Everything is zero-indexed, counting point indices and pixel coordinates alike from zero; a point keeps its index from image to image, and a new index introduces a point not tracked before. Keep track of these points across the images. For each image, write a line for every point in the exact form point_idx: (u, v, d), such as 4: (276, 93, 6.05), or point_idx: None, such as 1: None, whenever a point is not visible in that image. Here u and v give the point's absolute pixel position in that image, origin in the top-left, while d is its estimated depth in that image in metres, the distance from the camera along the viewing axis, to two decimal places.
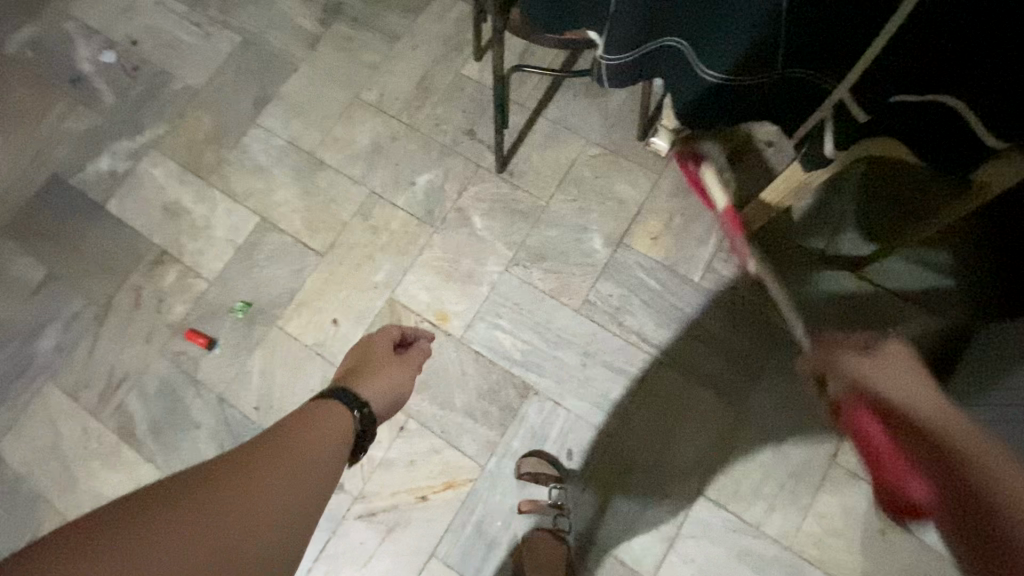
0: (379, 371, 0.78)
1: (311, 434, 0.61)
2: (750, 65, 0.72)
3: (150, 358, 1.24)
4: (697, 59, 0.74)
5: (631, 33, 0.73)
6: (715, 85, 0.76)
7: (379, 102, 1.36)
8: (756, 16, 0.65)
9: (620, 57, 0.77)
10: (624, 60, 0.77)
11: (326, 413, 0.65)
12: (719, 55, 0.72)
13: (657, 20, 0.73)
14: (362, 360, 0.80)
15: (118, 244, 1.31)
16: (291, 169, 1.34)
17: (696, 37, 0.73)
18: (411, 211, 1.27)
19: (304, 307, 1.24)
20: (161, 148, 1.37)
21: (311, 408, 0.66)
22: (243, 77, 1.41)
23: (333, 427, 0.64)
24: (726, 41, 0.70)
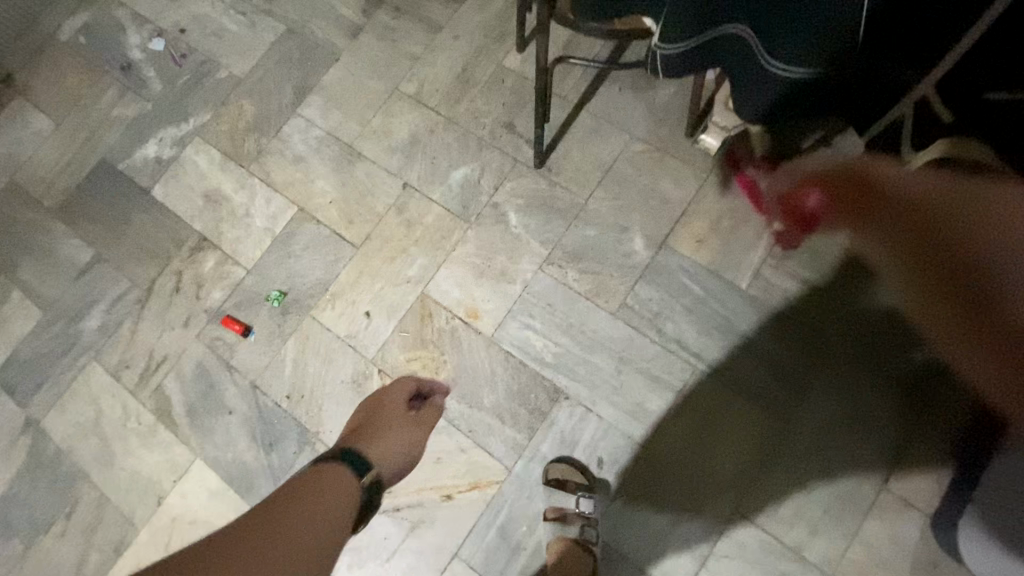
0: (389, 432, 0.82)
1: (327, 490, 0.65)
2: (820, 58, 0.66)
3: (188, 342, 1.26)
4: (760, 50, 0.69)
5: (692, 20, 0.68)
6: (779, 79, 0.70)
7: (419, 94, 1.34)
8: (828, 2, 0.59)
9: (676, 46, 0.72)
10: (680, 49, 0.73)
11: (338, 475, 0.68)
12: (785, 45, 0.66)
13: (717, 10, 0.68)
14: (373, 421, 0.84)
15: (161, 229, 1.34)
16: (329, 160, 1.33)
17: (759, 26, 0.67)
18: (446, 205, 1.25)
19: (337, 299, 1.24)
20: (205, 136, 1.39)
21: (319, 472, 0.68)
22: (285, 66, 1.41)
23: (343, 485, 0.66)
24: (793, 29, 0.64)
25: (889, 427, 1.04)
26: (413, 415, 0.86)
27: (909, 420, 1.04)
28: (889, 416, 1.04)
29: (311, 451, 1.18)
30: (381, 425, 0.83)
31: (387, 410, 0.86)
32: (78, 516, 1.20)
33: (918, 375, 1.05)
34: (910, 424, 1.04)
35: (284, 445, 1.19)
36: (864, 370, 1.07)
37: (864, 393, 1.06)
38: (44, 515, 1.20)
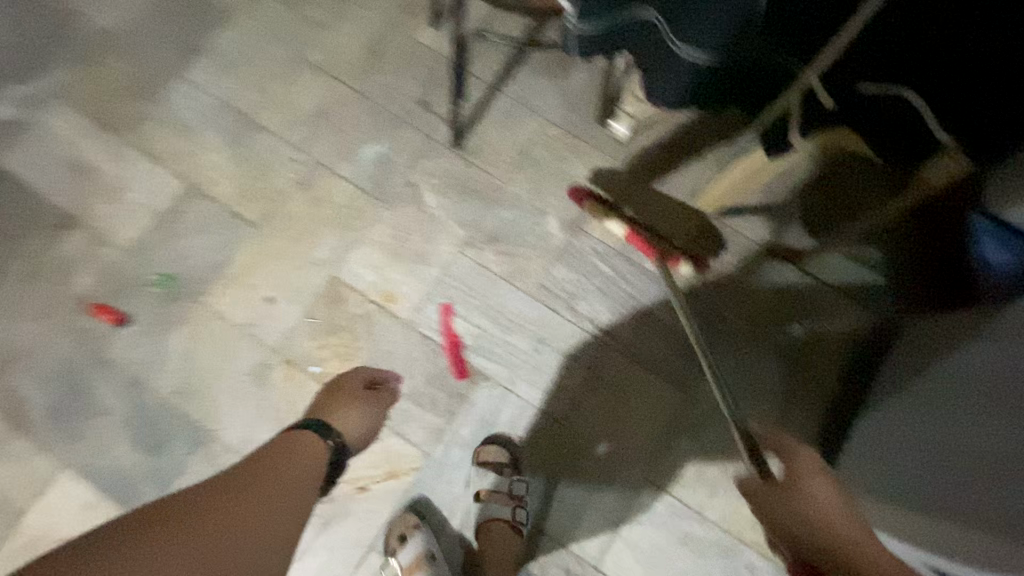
0: (346, 408, 0.94)
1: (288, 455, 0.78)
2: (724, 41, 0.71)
3: (48, 336, 1.09)
4: (671, 35, 0.72)
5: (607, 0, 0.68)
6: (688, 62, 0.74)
7: (325, 63, 1.25)
8: None
9: (592, 28, 0.71)
10: (592, 29, 0.71)
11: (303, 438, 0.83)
12: (694, 31, 0.70)
13: None
14: (326, 403, 0.96)
15: (10, 205, 1.14)
16: (222, 131, 1.21)
17: (669, 11, 0.69)
18: (357, 184, 1.19)
19: (234, 283, 1.13)
20: (65, 97, 1.20)
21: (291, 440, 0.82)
22: (166, 23, 1.25)
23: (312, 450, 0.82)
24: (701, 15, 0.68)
25: (776, 391, 1.16)
26: (368, 394, 0.97)
27: (792, 383, 1.16)
28: (772, 381, 1.16)
29: (206, 450, 1.07)
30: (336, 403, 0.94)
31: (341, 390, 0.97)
32: None
33: (795, 345, 1.17)
34: (792, 387, 1.16)
35: (173, 445, 1.07)
36: (751, 341, 1.17)
37: (756, 361, 1.17)
38: None
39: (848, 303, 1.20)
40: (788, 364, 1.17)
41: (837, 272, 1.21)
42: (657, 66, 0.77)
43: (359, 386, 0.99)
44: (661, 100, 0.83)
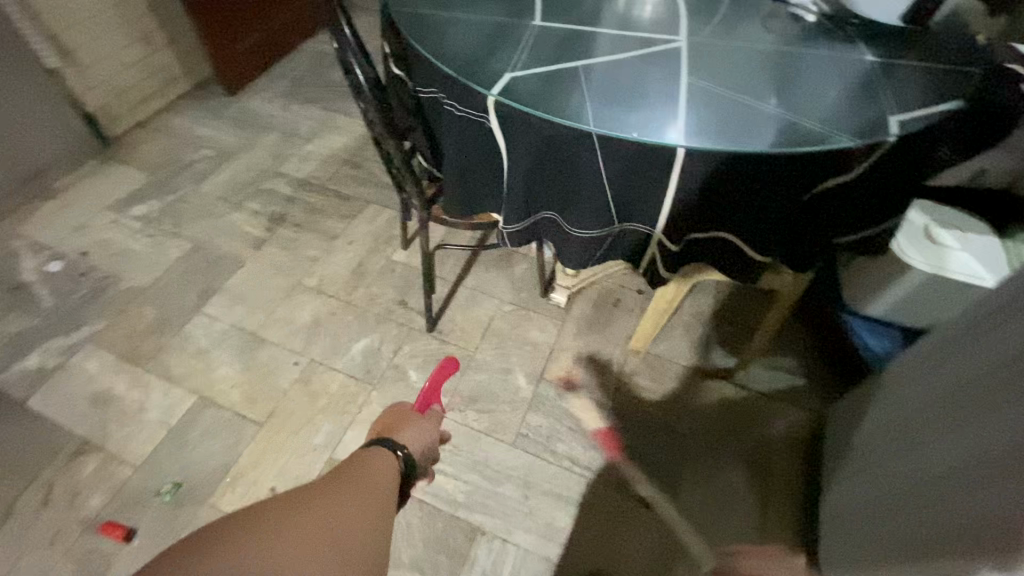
0: (408, 427, 0.87)
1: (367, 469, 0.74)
2: (602, 221, 0.91)
3: (50, 563, 1.10)
4: (566, 221, 0.94)
5: (520, 205, 0.94)
6: (587, 239, 0.95)
7: (320, 285, 1.58)
8: (594, 191, 0.87)
9: (515, 222, 0.98)
10: (517, 228, 1.00)
11: (376, 454, 0.78)
12: (579, 215, 0.92)
13: (529, 206, 0.95)
14: (394, 423, 0.88)
15: (34, 440, 1.26)
16: (232, 348, 1.43)
17: (560, 209, 0.94)
18: (350, 374, 1.40)
19: (239, 481, 1.22)
20: (97, 342, 1.43)
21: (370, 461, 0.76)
22: (190, 275, 1.58)
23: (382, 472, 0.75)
24: (581, 205, 0.90)
25: (745, 495, 1.26)
26: (423, 420, 0.90)
27: (765, 489, 1.27)
28: (738, 486, 1.27)
29: None
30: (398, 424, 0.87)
31: (402, 414, 0.90)
32: None
33: (749, 450, 1.32)
34: (763, 491, 1.27)
35: None
36: (710, 454, 1.31)
37: (722, 472, 1.29)
38: None
39: (784, 404, 1.38)
40: (748, 468, 1.29)
41: (766, 381, 1.42)
42: (564, 249, 0.99)
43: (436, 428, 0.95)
44: (573, 267, 1.01)
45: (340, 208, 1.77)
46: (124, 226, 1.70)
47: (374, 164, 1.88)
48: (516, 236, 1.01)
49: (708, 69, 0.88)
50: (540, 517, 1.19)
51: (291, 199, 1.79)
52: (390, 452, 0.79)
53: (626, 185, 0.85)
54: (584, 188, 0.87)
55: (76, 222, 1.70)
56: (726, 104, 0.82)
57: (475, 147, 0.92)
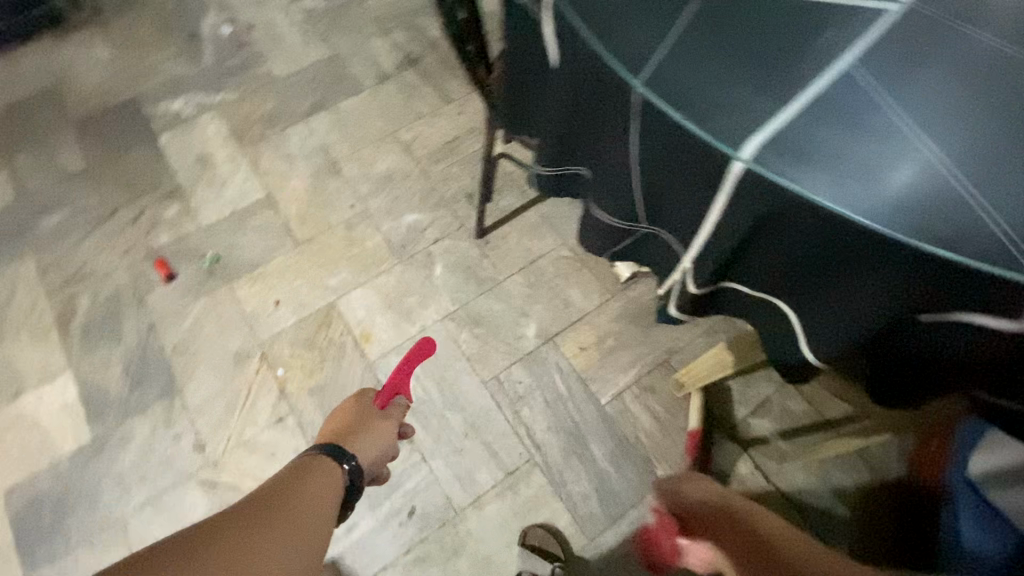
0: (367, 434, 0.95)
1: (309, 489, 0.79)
2: (629, 212, 0.69)
3: (119, 267, 1.37)
4: (594, 194, 0.73)
5: (552, 153, 0.76)
6: (609, 227, 0.74)
7: (410, 143, 1.54)
8: (625, 170, 0.64)
9: (545, 168, 0.80)
10: (547, 175, 0.81)
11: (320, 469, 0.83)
12: (605, 194, 0.70)
13: (562, 154, 0.75)
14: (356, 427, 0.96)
15: (150, 170, 1.50)
16: (312, 166, 1.50)
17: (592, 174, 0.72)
18: (388, 240, 1.40)
19: (258, 281, 1.34)
20: (224, 110, 1.59)
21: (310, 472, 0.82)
22: (315, 83, 1.64)
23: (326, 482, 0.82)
24: (609, 180, 0.68)
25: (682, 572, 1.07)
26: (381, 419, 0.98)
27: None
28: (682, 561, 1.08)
29: (167, 401, 1.21)
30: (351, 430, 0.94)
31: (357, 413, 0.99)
32: None
33: None
34: None
35: (149, 387, 1.23)
36: None
37: None
38: None
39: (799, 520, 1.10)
40: None
41: (798, 485, 1.13)
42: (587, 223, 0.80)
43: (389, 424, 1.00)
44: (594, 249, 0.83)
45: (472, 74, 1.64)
46: (290, 12, 1.77)
47: None
48: (548, 183, 0.84)
49: (867, 60, 0.55)
50: (465, 463, 1.15)
51: (434, 44, 1.69)
52: (338, 465, 0.86)
53: (661, 181, 0.61)
54: (615, 161, 0.65)
55: None
56: (835, 124, 0.52)
57: (524, 54, 0.72)
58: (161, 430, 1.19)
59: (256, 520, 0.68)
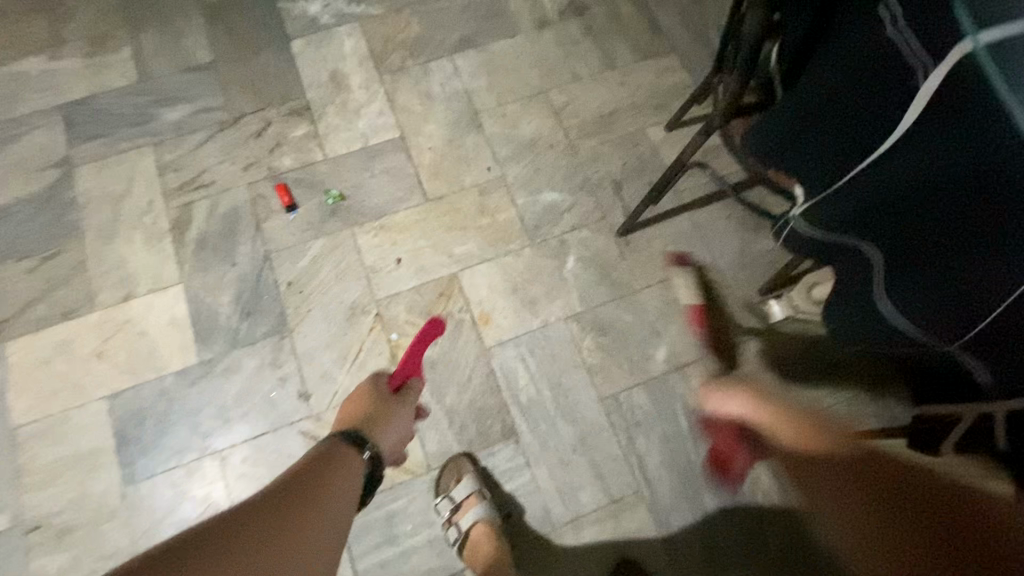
0: (382, 421, 0.89)
1: (338, 476, 0.75)
2: (923, 315, 0.62)
3: (238, 183, 1.28)
4: (882, 279, 0.66)
5: (834, 218, 0.67)
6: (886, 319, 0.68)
7: (561, 108, 1.37)
8: (958, 279, 0.56)
9: (814, 231, 0.72)
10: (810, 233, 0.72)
11: (344, 461, 0.78)
12: (903, 287, 0.63)
13: (849, 222, 0.66)
14: (369, 411, 0.90)
15: (279, 78, 1.37)
16: (452, 113, 1.36)
17: (890, 261, 0.64)
18: (522, 216, 1.28)
19: (381, 232, 1.25)
20: (363, 25, 1.43)
21: (338, 462, 0.77)
22: (465, 13, 1.45)
23: (350, 478, 0.77)
24: (918, 275, 0.61)
25: None
26: (394, 403, 0.93)
27: (792, 567, 1.06)
28: None
29: (275, 341, 1.17)
30: (374, 415, 0.89)
31: (370, 394, 0.93)
32: (52, 265, 1.22)
33: None
34: None
35: (259, 321, 1.18)
36: None
37: None
38: (28, 247, 1.23)
39: None
40: None
41: None
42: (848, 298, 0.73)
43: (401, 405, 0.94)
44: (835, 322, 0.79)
45: (642, 40, 1.43)
46: None
47: (714, 13, 1.46)
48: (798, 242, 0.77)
49: None
50: (570, 478, 1.10)
51: None
52: (357, 454, 0.80)
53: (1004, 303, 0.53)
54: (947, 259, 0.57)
55: None
56: None
57: (841, 110, 0.61)
58: (267, 369, 1.15)
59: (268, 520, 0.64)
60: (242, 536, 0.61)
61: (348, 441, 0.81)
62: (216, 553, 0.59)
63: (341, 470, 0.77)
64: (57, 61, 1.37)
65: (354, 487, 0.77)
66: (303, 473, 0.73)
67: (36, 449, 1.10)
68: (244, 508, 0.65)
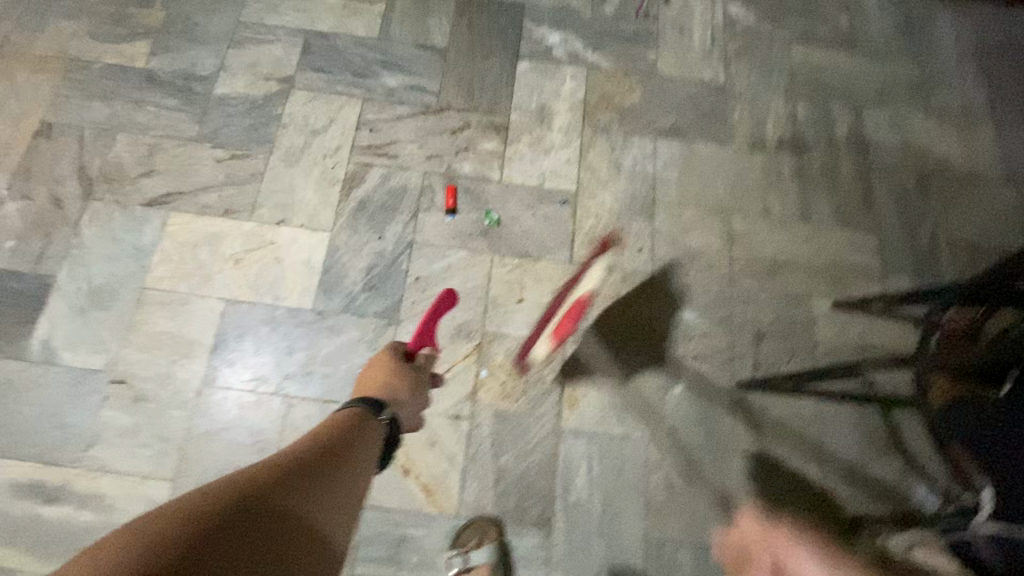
0: (398, 385, 0.93)
1: (358, 445, 0.79)
2: None
3: (416, 166, 1.33)
4: None
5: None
6: None
7: (737, 235, 1.32)
8: None
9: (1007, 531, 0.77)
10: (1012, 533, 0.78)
11: (362, 426, 0.82)
12: None
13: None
14: (385, 377, 0.94)
15: (493, 88, 1.42)
16: (631, 191, 1.35)
17: None
18: (652, 320, 1.25)
19: (516, 271, 1.26)
20: (590, 74, 1.45)
21: (359, 429, 0.81)
22: (688, 103, 1.43)
23: (370, 444, 0.81)
24: None
25: None
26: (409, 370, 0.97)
27: None
28: None
29: (381, 325, 1.21)
30: (395, 388, 0.92)
31: (383, 361, 0.96)
32: (236, 164, 1.32)
33: None
34: None
35: (377, 299, 1.22)
36: None
37: None
38: (224, 139, 1.34)
39: None
40: None
41: None
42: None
43: (419, 370, 0.98)
44: None
45: (847, 206, 1.35)
46: (711, 9, 1.54)
47: (936, 212, 1.35)
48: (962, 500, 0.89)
49: None
50: None
51: (833, 142, 1.41)
52: (375, 418, 0.85)
53: None
54: None
55: None
56: None
57: None
58: (364, 346, 1.19)
59: (295, 495, 0.64)
60: (271, 513, 0.60)
61: (369, 413, 0.85)
62: (251, 528, 0.57)
63: (365, 433, 0.81)
64: None
65: (372, 449, 0.82)
66: (323, 448, 0.74)
67: (151, 316, 1.20)
68: (268, 482, 0.63)
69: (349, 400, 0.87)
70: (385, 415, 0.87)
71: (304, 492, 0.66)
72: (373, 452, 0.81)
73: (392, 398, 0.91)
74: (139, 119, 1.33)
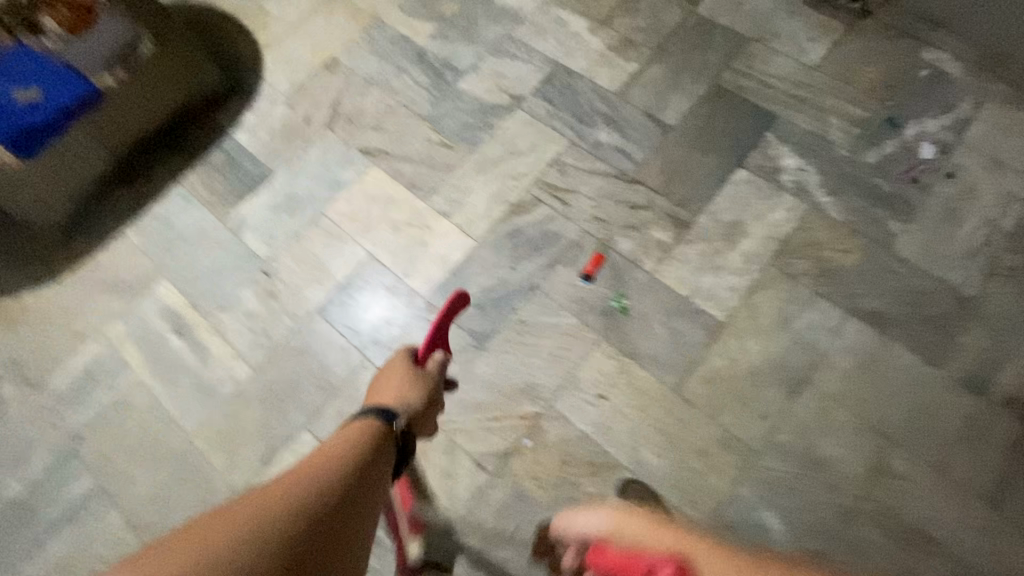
0: (406, 391, 0.89)
1: (382, 456, 0.78)
2: None
3: (579, 221, 1.33)
4: None
5: None
6: None
7: (884, 471, 1.08)
8: None
9: None
10: None
11: (368, 438, 0.79)
12: None
13: None
14: (397, 384, 0.90)
15: (696, 183, 1.34)
16: (784, 355, 1.16)
17: None
18: (725, 500, 1.08)
19: (615, 367, 1.18)
20: (808, 214, 1.28)
21: (377, 440, 0.79)
22: (907, 298, 1.19)
23: (382, 454, 0.78)
24: None
25: None
26: (417, 374, 0.93)
27: None
28: None
29: (468, 343, 1.23)
30: (406, 393, 0.88)
31: (397, 366, 0.93)
32: (439, 149, 1.46)
33: None
34: None
35: (478, 319, 1.25)
36: None
37: None
38: (442, 125, 1.49)
39: None
40: None
41: None
42: None
43: (432, 372, 0.95)
44: None
45: None
46: (1004, 211, 1.25)
47: None
48: None
49: None
50: None
51: None
52: (385, 428, 0.81)
53: None
54: None
55: (1009, 152, 1.30)
56: None
57: None
58: None
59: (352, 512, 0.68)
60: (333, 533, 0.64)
61: (382, 422, 0.82)
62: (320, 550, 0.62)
63: (375, 446, 0.78)
64: (589, 33, 1.55)
65: (388, 459, 0.80)
66: (360, 461, 0.74)
67: (312, 236, 1.38)
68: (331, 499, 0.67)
69: (359, 412, 0.83)
70: (394, 425, 0.83)
71: (334, 498, 0.67)
72: (382, 462, 0.78)
73: (402, 407, 0.86)
74: (394, 84, 1.55)
